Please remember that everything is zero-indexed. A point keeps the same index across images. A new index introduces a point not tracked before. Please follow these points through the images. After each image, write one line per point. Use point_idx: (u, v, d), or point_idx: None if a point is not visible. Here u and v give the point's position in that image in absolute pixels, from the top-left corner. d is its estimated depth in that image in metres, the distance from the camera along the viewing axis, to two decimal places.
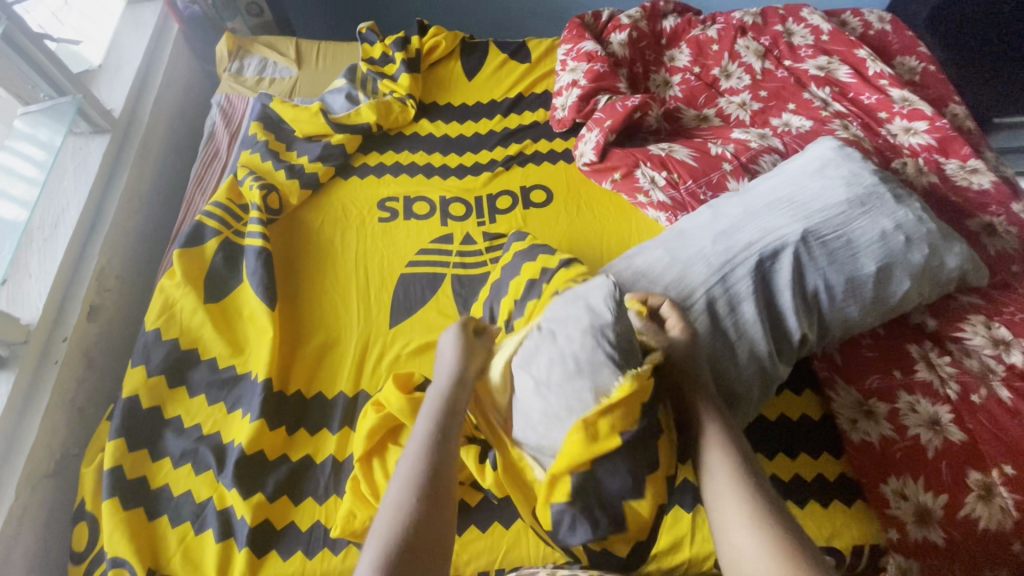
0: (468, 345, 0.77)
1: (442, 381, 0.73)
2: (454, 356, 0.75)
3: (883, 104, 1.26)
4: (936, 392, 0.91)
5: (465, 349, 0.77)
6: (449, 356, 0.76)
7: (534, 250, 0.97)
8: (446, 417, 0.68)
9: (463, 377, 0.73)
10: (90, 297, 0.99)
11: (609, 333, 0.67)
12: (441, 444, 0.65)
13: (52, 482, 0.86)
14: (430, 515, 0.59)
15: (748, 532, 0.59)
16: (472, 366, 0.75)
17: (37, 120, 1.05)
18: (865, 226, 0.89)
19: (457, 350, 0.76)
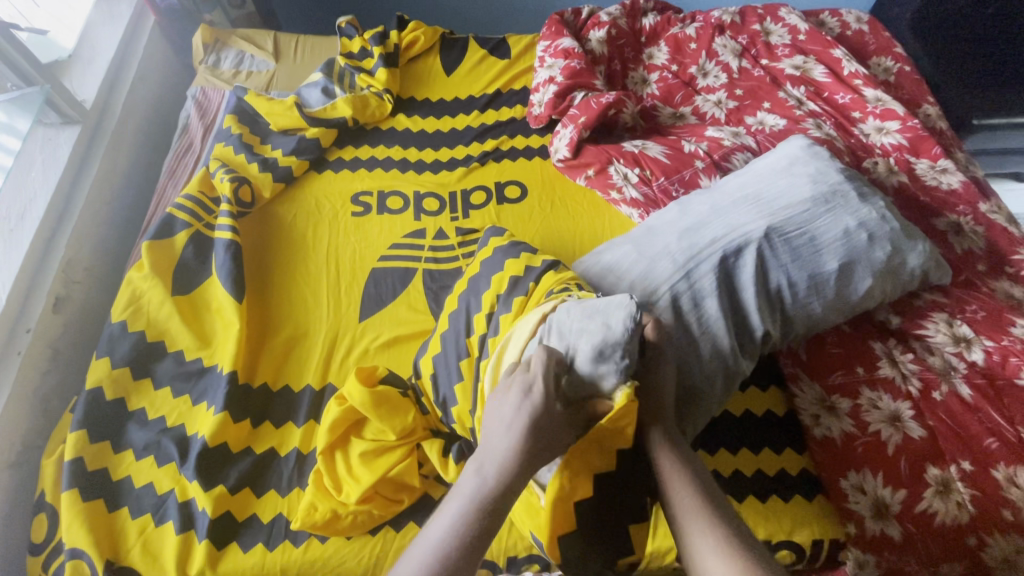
0: (534, 420, 0.62)
1: (493, 460, 0.61)
2: (516, 427, 0.61)
3: (857, 104, 1.27)
4: (898, 389, 0.92)
5: (529, 424, 0.62)
6: (508, 426, 0.62)
7: (510, 245, 0.96)
8: (497, 500, 0.59)
9: (529, 461, 0.61)
10: (56, 288, 0.99)
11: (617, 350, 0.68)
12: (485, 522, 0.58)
13: (12, 473, 0.86)
14: None
15: (714, 553, 0.57)
16: (537, 447, 0.62)
17: (5, 109, 1.03)
18: (828, 224, 0.90)
19: (522, 419, 0.62)
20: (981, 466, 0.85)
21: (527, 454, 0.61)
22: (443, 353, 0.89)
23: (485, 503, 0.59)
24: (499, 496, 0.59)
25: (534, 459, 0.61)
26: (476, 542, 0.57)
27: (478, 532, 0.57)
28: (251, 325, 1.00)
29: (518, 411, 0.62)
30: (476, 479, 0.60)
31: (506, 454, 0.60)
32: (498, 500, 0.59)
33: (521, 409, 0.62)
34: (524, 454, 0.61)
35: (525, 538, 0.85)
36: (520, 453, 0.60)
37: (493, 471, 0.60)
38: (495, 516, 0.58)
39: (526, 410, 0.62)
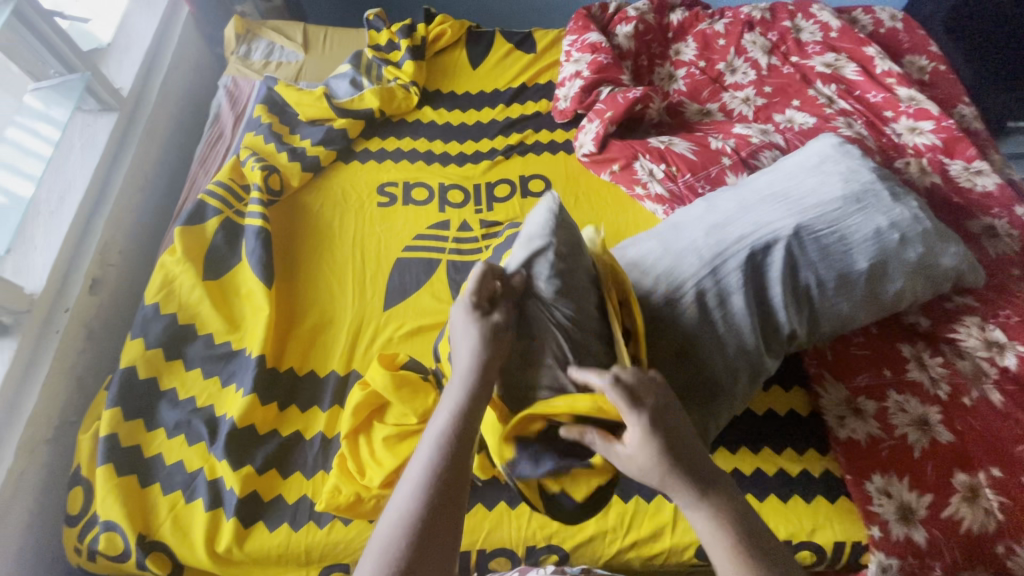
0: (485, 330, 0.65)
1: (459, 375, 0.63)
2: (474, 341, 0.64)
3: (889, 103, 1.25)
4: (926, 393, 0.91)
5: (483, 335, 0.64)
6: (467, 345, 0.64)
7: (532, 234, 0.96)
8: (468, 410, 0.60)
9: (489, 369, 0.63)
10: (93, 270, 1.02)
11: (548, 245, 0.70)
12: (460, 433, 0.59)
13: (50, 447, 0.89)
14: (441, 517, 0.55)
15: None
16: (496, 354, 0.64)
17: (47, 96, 1.08)
18: (860, 223, 0.88)
19: (475, 332, 0.65)
20: (1011, 472, 0.83)
21: (488, 356, 0.63)
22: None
23: (462, 413, 0.60)
24: (470, 408, 0.60)
25: (497, 358, 0.64)
26: (461, 449, 0.58)
27: (457, 444, 0.58)
28: (279, 310, 1.02)
29: (471, 328, 0.65)
30: (449, 395, 0.62)
31: (468, 368, 0.63)
32: (473, 405, 0.61)
33: (471, 322, 0.65)
34: (485, 357, 0.63)
35: (545, 528, 0.86)
36: (479, 363, 0.63)
37: (460, 383, 0.62)
38: (473, 418, 0.60)
39: (474, 320, 0.65)
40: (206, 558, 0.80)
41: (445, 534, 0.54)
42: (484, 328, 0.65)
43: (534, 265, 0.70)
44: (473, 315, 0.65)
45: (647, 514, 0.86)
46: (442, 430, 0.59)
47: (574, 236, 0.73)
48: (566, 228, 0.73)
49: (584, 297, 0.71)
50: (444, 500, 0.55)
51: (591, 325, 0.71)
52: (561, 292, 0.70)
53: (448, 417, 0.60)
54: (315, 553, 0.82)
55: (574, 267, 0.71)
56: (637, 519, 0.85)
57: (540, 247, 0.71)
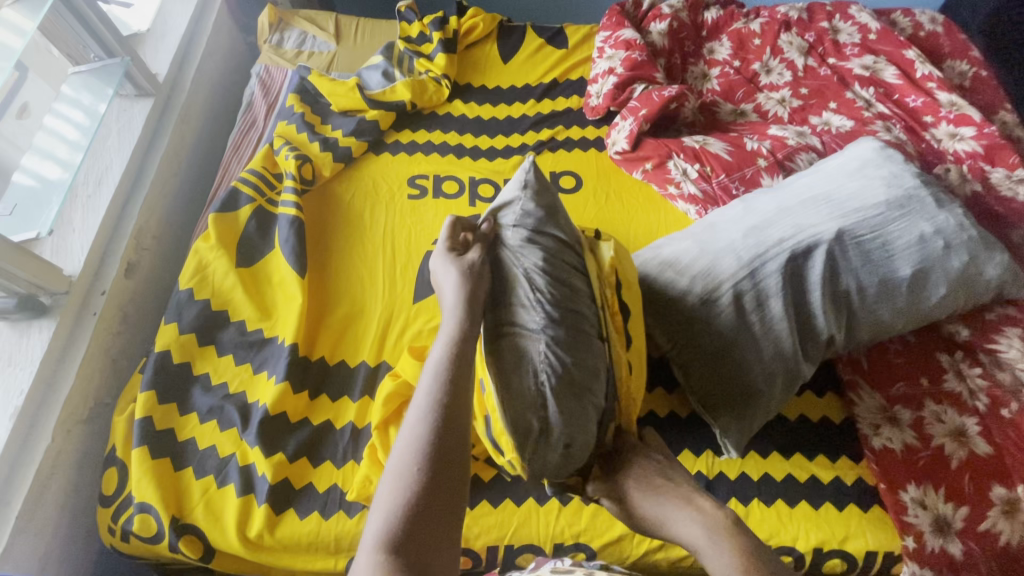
0: (467, 271, 0.73)
1: (449, 309, 0.70)
2: (456, 280, 0.72)
3: (929, 108, 1.22)
4: (964, 404, 0.90)
5: (465, 275, 0.72)
6: (450, 285, 0.73)
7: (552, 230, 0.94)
8: (462, 330, 0.66)
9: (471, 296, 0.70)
10: (128, 255, 1.02)
11: (519, 203, 0.78)
12: (459, 348, 0.64)
13: (86, 427, 0.90)
14: (452, 419, 0.59)
15: None
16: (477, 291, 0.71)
17: (86, 80, 1.10)
18: (903, 229, 0.87)
19: (454, 271, 0.73)
20: None
21: (469, 292, 0.71)
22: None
23: (455, 340, 0.65)
24: (462, 330, 0.66)
25: (478, 295, 0.71)
26: (460, 370, 0.62)
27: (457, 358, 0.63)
28: (311, 300, 1.02)
29: (454, 273, 0.73)
30: (444, 326, 0.68)
31: (455, 303, 0.70)
32: (465, 332, 0.66)
33: (451, 265, 0.74)
34: (468, 294, 0.71)
35: (573, 527, 0.85)
36: (464, 298, 0.70)
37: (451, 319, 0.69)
38: (466, 335, 0.66)
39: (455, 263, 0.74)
40: (237, 543, 0.81)
41: (454, 445, 0.58)
42: (465, 269, 0.73)
43: (503, 218, 0.79)
44: (453, 256, 0.75)
45: None
46: (442, 347, 0.65)
47: (547, 197, 0.79)
48: (546, 190, 0.80)
49: (552, 247, 0.76)
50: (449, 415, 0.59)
51: (558, 272, 0.74)
52: (527, 239, 0.76)
53: (444, 345, 0.65)
54: (344, 542, 0.82)
55: (546, 220, 0.78)
56: None
57: (513, 202, 0.79)
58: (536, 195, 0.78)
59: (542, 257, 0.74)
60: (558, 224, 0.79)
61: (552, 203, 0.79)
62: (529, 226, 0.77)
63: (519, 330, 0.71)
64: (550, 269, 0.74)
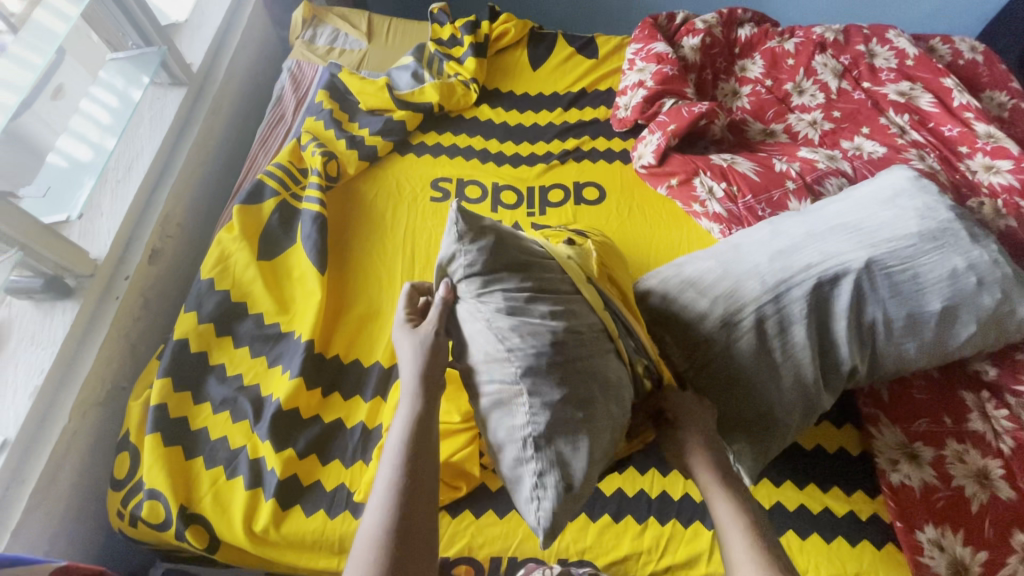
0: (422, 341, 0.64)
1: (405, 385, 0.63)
2: (412, 354, 0.64)
3: (965, 138, 1.19)
4: (987, 445, 0.87)
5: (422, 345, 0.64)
6: (408, 359, 0.64)
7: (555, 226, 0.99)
8: (423, 410, 0.61)
9: (429, 372, 0.63)
10: (153, 241, 1.03)
11: (461, 250, 0.63)
12: (421, 431, 0.60)
13: (101, 410, 0.91)
14: (416, 509, 0.55)
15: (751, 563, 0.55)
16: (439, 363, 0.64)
17: (122, 66, 1.12)
18: (934, 262, 0.84)
19: (411, 347, 0.64)
20: None
21: (430, 371, 0.63)
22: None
23: (414, 423, 0.60)
24: (424, 408, 0.61)
25: (437, 371, 0.64)
26: (420, 459, 0.58)
27: (417, 444, 0.59)
28: (330, 296, 1.03)
29: (408, 343, 0.65)
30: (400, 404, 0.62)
31: (409, 377, 0.63)
32: (424, 414, 0.61)
33: (406, 336, 0.66)
34: (424, 369, 0.63)
35: (578, 543, 0.84)
36: (421, 372, 0.63)
37: (406, 400, 0.62)
38: (428, 417, 0.61)
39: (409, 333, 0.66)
40: (243, 536, 0.81)
41: (426, 527, 0.55)
42: (424, 338, 0.64)
43: (452, 270, 0.65)
44: (406, 328, 0.66)
45: (682, 539, 0.83)
46: (402, 431, 0.60)
47: (493, 229, 0.64)
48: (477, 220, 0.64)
49: (515, 285, 0.63)
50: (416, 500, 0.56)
51: (529, 310, 0.62)
52: (484, 289, 0.63)
53: (402, 428, 0.60)
54: (349, 543, 0.82)
55: (497, 258, 0.63)
56: (673, 544, 0.83)
57: (448, 248, 0.64)
58: (474, 236, 0.63)
59: (506, 300, 0.62)
60: (518, 253, 0.65)
61: (497, 235, 0.64)
62: (484, 275, 0.63)
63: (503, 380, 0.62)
64: (515, 310, 0.62)
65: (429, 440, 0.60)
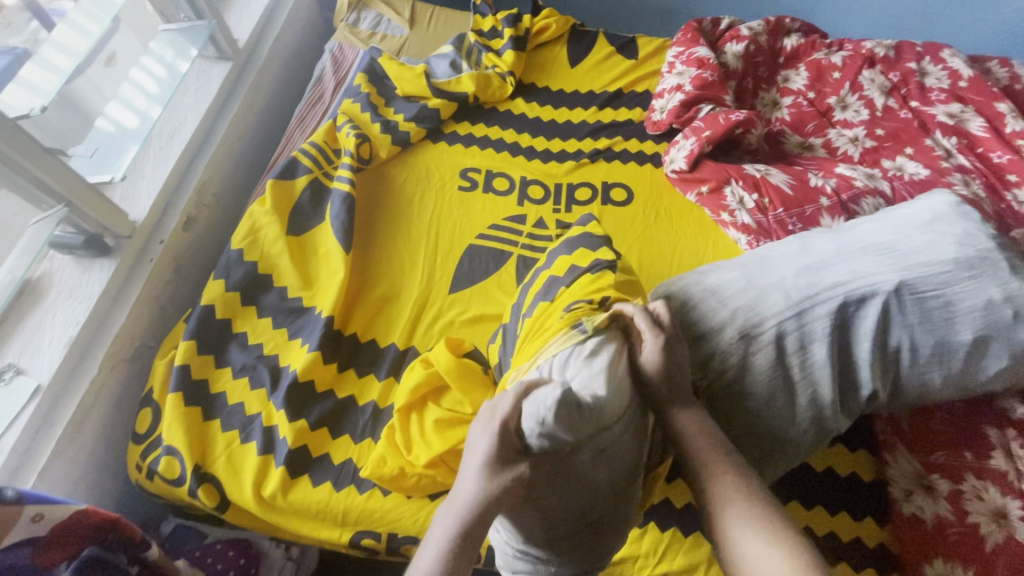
0: (497, 461, 0.56)
1: (457, 502, 0.57)
2: (479, 485, 0.56)
3: (1015, 166, 1.14)
4: (1010, 484, 0.81)
5: (493, 462, 0.56)
6: (470, 480, 0.57)
7: (579, 242, 0.90)
8: (471, 529, 0.55)
9: (490, 502, 0.55)
10: (188, 209, 1.07)
11: (545, 423, 0.55)
12: (460, 556, 0.54)
13: (128, 365, 0.95)
14: None
15: (765, 544, 0.57)
16: (504, 480, 0.56)
17: (173, 38, 1.15)
18: (969, 291, 0.81)
19: (481, 480, 0.56)
20: None
21: (493, 510, 0.56)
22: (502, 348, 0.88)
23: (443, 558, 0.54)
24: (473, 523, 0.55)
25: (501, 505, 0.56)
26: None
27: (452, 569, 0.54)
28: (352, 276, 1.05)
29: (485, 449, 0.57)
30: (445, 518, 0.57)
31: (466, 494, 0.56)
32: (469, 539, 0.55)
33: (481, 451, 0.57)
34: (466, 531, 0.55)
35: None
36: (484, 495, 0.55)
37: (455, 520, 0.56)
38: (469, 542, 0.55)
39: (482, 453, 0.57)
40: (251, 500, 0.84)
41: None
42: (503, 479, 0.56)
43: (532, 429, 0.57)
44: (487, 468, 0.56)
45: (681, 548, 0.83)
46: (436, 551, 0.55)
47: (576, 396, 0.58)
48: (569, 407, 0.56)
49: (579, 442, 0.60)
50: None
51: (576, 476, 0.61)
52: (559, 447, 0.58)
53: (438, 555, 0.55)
54: (351, 516, 0.84)
55: (575, 426, 0.57)
56: (672, 550, 0.83)
57: (529, 426, 0.57)
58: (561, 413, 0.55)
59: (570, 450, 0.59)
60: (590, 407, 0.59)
61: (580, 427, 0.57)
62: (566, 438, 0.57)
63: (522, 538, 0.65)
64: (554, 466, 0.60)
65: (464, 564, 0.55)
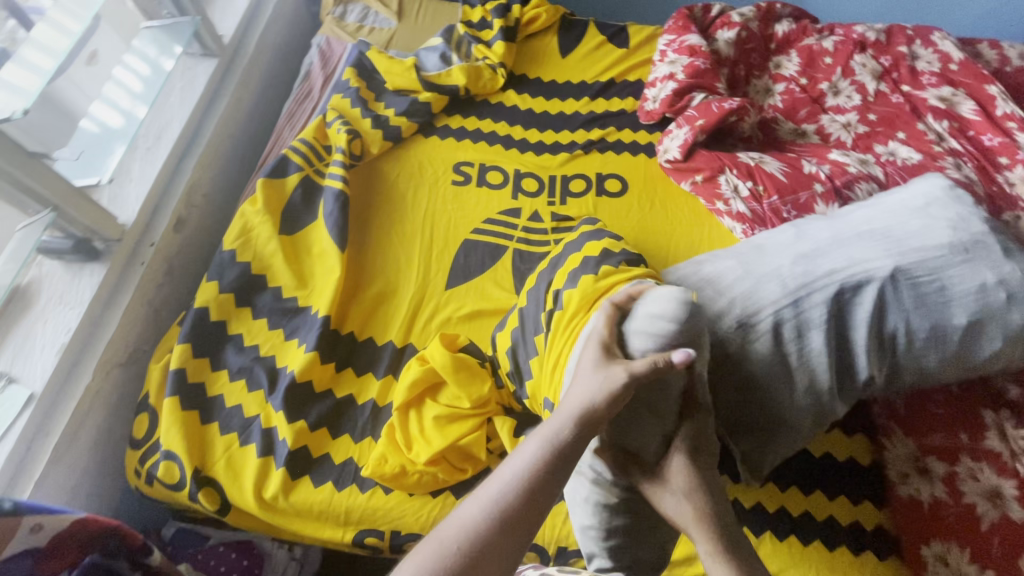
0: (602, 373, 0.63)
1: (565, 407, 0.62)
2: (592, 386, 0.62)
3: (1006, 149, 1.15)
4: (1004, 464, 0.83)
5: (603, 374, 0.63)
6: (581, 387, 0.63)
7: (601, 235, 0.91)
8: (583, 426, 0.60)
9: (599, 405, 0.61)
10: (178, 210, 1.05)
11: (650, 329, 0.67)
12: (566, 449, 0.59)
13: (123, 371, 0.94)
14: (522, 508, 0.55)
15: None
16: (611, 383, 0.62)
17: (156, 35, 1.13)
18: (963, 275, 0.82)
19: (594, 379, 0.63)
20: None
21: (601, 415, 0.60)
22: (522, 330, 0.87)
23: (555, 450, 0.59)
24: (586, 423, 0.60)
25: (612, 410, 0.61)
26: (545, 487, 0.57)
27: (556, 462, 0.58)
28: (347, 275, 1.04)
29: (591, 365, 0.65)
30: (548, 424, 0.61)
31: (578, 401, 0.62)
32: (568, 448, 0.59)
33: (591, 362, 0.66)
34: (586, 418, 0.60)
35: None
36: (591, 404, 0.61)
37: (558, 425, 0.60)
38: (568, 449, 0.59)
39: (589, 364, 0.65)
40: (253, 502, 0.83)
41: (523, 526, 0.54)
42: (615, 382, 0.62)
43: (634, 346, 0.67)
44: (597, 368, 0.64)
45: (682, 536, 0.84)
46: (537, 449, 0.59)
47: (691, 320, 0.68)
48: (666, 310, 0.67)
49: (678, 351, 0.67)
50: (511, 528, 0.54)
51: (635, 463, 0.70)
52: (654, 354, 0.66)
53: (543, 447, 0.59)
54: (354, 515, 0.84)
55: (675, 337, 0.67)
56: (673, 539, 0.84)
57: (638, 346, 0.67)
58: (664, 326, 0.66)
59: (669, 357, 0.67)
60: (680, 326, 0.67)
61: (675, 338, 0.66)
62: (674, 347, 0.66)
63: (602, 486, 0.71)
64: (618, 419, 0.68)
65: (571, 458, 0.59)
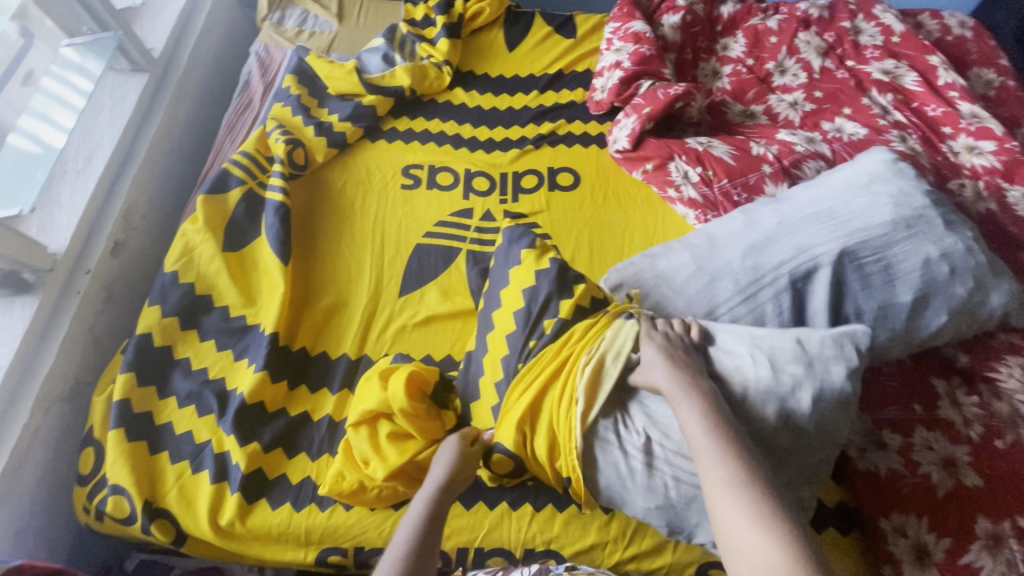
0: (463, 450, 0.76)
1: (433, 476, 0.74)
2: (449, 457, 0.75)
3: (949, 118, 1.16)
4: (957, 432, 0.84)
5: (463, 454, 0.76)
6: (445, 457, 0.76)
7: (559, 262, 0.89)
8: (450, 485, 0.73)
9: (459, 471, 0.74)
10: (115, 234, 1.02)
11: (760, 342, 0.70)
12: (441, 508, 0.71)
13: (65, 406, 0.90)
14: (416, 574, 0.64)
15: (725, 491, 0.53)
16: (467, 456, 0.76)
17: (80, 51, 1.08)
18: (907, 251, 0.82)
19: (452, 447, 0.76)
20: None
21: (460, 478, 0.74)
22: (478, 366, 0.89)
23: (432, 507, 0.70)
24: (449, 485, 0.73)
25: (465, 478, 0.75)
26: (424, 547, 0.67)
27: (434, 517, 0.70)
28: (294, 288, 1.02)
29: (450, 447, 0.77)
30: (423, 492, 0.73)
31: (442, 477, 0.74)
32: (440, 509, 0.71)
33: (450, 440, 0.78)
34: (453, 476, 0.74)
35: (545, 533, 0.84)
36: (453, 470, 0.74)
37: (426, 494, 0.72)
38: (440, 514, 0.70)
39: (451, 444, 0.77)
40: (208, 530, 0.81)
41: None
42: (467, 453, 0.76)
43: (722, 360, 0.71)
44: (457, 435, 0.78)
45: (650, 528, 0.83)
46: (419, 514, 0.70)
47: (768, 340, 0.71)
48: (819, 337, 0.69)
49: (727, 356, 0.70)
50: None
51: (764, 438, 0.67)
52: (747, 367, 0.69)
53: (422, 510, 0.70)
54: (315, 534, 0.82)
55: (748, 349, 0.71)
56: (641, 531, 0.83)
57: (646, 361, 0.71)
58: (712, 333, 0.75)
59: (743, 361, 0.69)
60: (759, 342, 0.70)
61: None
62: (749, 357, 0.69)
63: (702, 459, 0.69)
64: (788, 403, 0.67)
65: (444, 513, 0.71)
